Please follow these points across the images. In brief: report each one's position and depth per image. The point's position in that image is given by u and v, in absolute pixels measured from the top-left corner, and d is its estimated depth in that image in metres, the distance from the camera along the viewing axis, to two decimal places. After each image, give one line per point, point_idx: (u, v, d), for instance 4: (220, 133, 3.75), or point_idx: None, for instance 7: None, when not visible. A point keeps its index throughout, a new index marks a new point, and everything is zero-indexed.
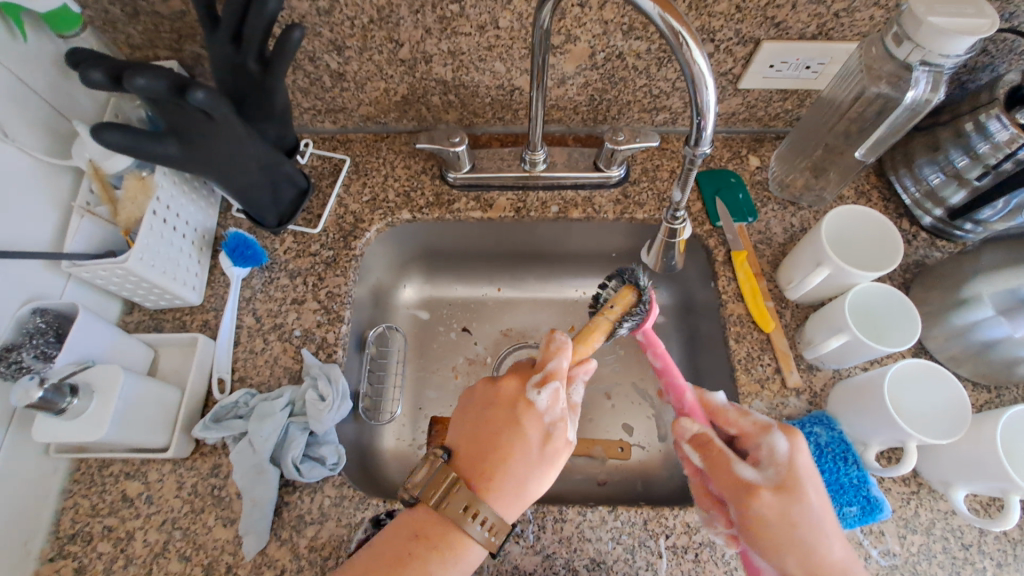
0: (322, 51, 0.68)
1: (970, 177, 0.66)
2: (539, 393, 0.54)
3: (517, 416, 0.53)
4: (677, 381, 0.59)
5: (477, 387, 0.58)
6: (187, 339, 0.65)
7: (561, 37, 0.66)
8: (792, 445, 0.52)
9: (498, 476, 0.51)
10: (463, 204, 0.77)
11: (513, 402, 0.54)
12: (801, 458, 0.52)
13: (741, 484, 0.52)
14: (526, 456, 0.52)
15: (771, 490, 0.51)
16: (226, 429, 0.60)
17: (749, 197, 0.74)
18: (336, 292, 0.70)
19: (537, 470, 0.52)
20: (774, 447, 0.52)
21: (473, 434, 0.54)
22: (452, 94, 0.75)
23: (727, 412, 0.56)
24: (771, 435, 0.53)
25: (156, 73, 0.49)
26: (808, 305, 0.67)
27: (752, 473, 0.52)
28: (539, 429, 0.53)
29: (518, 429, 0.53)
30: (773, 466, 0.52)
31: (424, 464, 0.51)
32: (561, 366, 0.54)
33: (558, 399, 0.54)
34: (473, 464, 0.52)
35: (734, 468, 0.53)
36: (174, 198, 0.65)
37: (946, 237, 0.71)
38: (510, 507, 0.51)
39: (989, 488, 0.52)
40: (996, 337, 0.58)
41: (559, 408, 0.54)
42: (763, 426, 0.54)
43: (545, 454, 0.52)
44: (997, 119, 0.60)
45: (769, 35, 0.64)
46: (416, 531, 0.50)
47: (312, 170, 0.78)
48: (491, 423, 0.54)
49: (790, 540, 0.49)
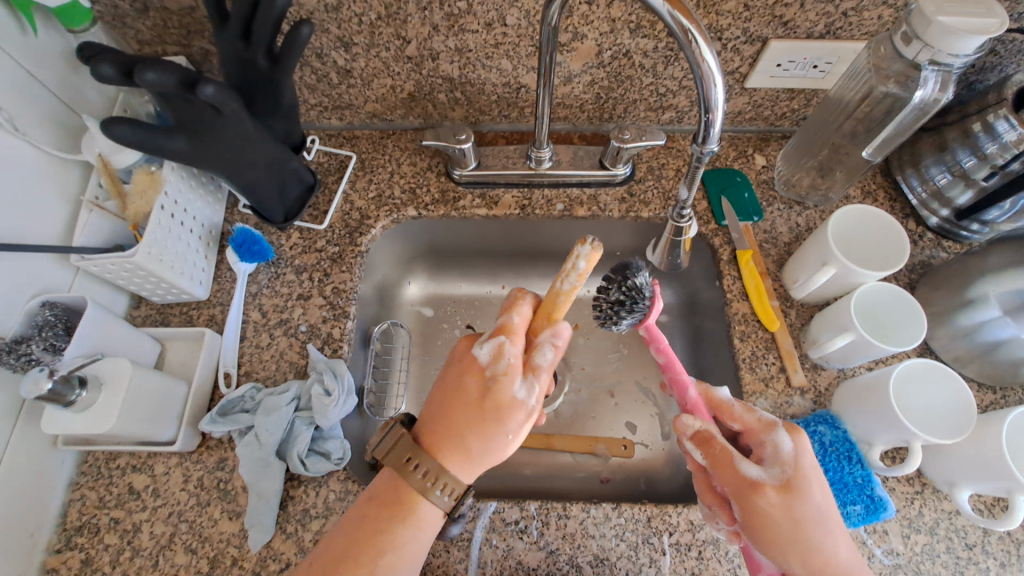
0: (330, 47, 0.69)
1: (977, 178, 0.65)
2: (481, 347, 0.53)
3: (462, 375, 0.53)
4: (681, 377, 0.56)
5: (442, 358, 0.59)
6: (194, 334, 0.65)
7: (568, 35, 0.66)
8: (796, 444, 0.52)
9: (447, 439, 0.52)
10: (469, 202, 0.77)
11: (463, 359, 0.55)
12: (804, 456, 0.51)
13: (744, 482, 0.50)
14: (466, 412, 0.52)
15: (777, 488, 0.50)
16: (233, 423, 0.60)
17: (755, 197, 0.74)
18: (342, 287, 0.71)
19: (477, 427, 0.51)
20: (778, 445, 0.52)
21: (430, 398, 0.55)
22: (459, 91, 0.75)
23: (733, 408, 0.56)
24: (776, 433, 0.52)
25: (166, 67, 0.49)
26: (813, 305, 0.67)
27: (759, 471, 0.51)
28: (480, 384, 0.52)
29: (462, 387, 0.53)
30: (778, 464, 0.51)
31: (382, 430, 0.53)
32: (514, 323, 0.53)
33: (504, 352, 0.52)
34: (426, 424, 0.53)
35: (739, 468, 0.51)
36: (181, 193, 0.65)
37: (952, 238, 0.71)
38: (457, 465, 0.52)
39: (993, 487, 0.52)
40: (1002, 338, 0.58)
41: (503, 362, 0.52)
42: (768, 423, 0.53)
43: (485, 407, 0.51)
44: (1005, 119, 0.60)
45: (776, 33, 0.64)
46: (375, 496, 0.52)
47: (318, 166, 0.79)
48: (445, 383, 0.54)
49: (794, 539, 0.49)
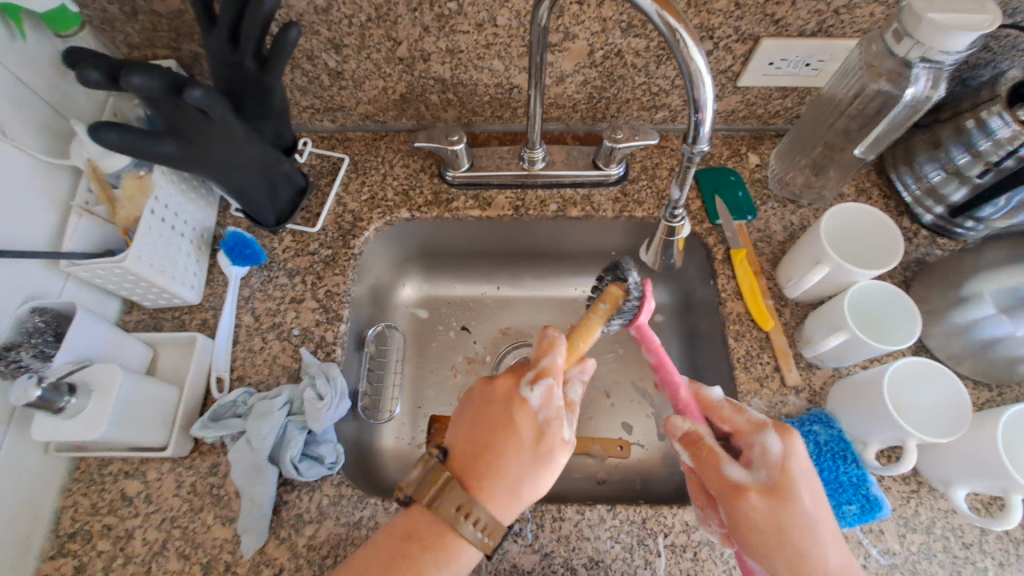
0: (320, 49, 0.68)
1: (971, 175, 0.65)
2: (532, 389, 0.53)
3: (510, 416, 0.53)
4: (671, 377, 0.59)
5: (474, 392, 0.57)
6: (186, 338, 0.65)
7: (559, 35, 0.66)
8: (786, 446, 0.51)
9: (497, 481, 0.50)
10: (462, 203, 0.77)
11: (508, 399, 0.54)
12: (795, 459, 0.51)
13: (728, 484, 0.51)
14: (519, 454, 0.51)
15: (760, 491, 0.50)
16: (224, 428, 0.59)
17: (749, 195, 0.74)
18: (335, 291, 0.70)
19: (531, 470, 0.51)
20: (767, 446, 0.52)
21: (470, 435, 0.53)
22: (451, 92, 0.75)
23: (722, 409, 0.57)
24: (765, 434, 0.52)
25: (152, 72, 0.48)
26: (808, 304, 0.67)
27: (743, 473, 0.51)
28: (533, 426, 0.52)
29: (512, 429, 0.52)
30: (765, 467, 0.51)
31: (421, 466, 0.52)
32: (557, 365, 0.54)
33: (556, 396, 0.53)
34: (469, 468, 0.52)
35: (724, 470, 0.51)
36: (172, 197, 0.65)
37: (947, 237, 0.71)
38: (503, 509, 0.50)
39: (990, 486, 0.51)
40: (997, 335, 0.58)
41: (554, 406, 0.53)
42: (757, 424, 0.54)
43: (539, 451, 0.51)
44: (999, 116, 0.60)
45: (768, 32, 0.64)
46: (410, 532, 0.50)
47: (310, 169, 0.78)
48: (489, 425, 0.53)
49: (780, 544, 0.48)
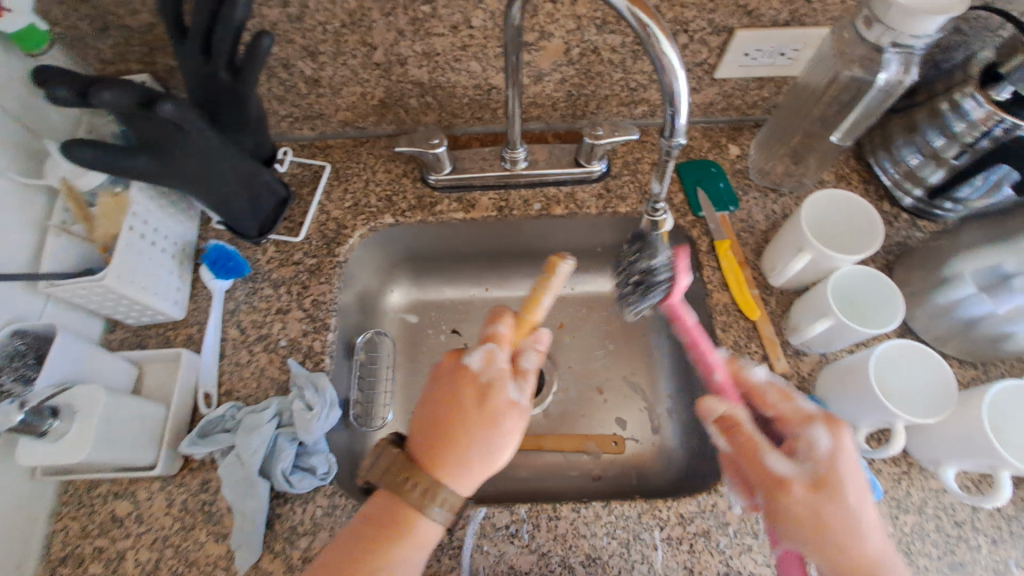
0: (295, 57, 0.68)
1: (947, 157, 0.66)
2: (471, 354, 0.55)
3: (454, 384, 0.54)
4: (705, 357, 0.60)
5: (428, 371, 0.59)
6: (171, 355, 0.64)
7: (535, 34, 0.66)
8: (834, 441, 0.50)
9: (445, 449, 0.51)
10: (446, 206, 0.76)
11: (453, 367, 0.55)
12: (842, 456, 0.50)
13: (769, 472, 0.51)
14: (463, 417, 0.52)
15: (804, 484, 0.50)
16: (214, 444, 0.59)
17: (730, 186, 0.74)
18: (321, 299, 0.70)
19: (481, 434, 0.51)
20: (814, 440, 0.51)
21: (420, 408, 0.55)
22: (430, 95, 0.74)
23: (767, 394, 0.56)
24: (814, 428, 0.51)
25: (123, 87, 0.48)
26: (793, 291, 0.68)
27: (786, 464, 0.51)
28: (475, 389, 0.53)
29: (455, 394, 0.53)
30: (810, 460, 0.50)
31: (373, 451, 0.52)
32: (500, 331, 0.56)
33: (496, 359, 0.54)
34: (421, 441, 0.52)
35: (764, 458, 0.51)
36: (150, 212, 0.64)
37: (927, 218, 0.71)
38: (456, 476, 0.50)
39: (978, 464, 0.52)
40: (979, 314, 0.58)
41: (495, 368, 0.54)
42: (807, 416, 0.53)
43: (483, 412, 0.52)
44: (972, 97, 0.61)
45: (742, 23, 0.64)
46: (367, 516, 0.51)
47: (291, 178, 0.77)
48: (438, 394, 0.54)
49: (819, 535, 0.48)
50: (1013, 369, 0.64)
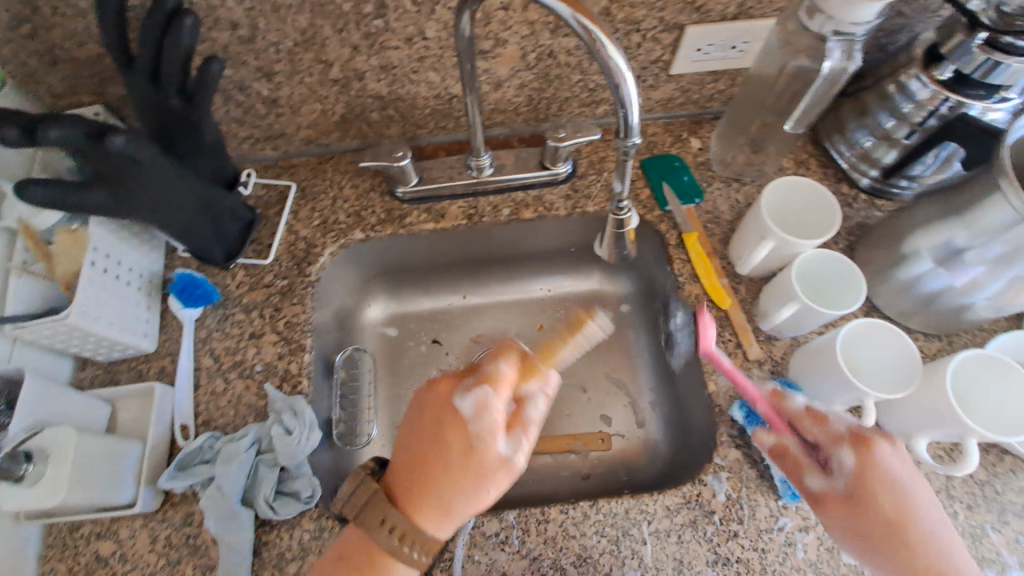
0: (251, 79, 0.67)
1: (898, 137, 0.68)
2: (463, 398, 0.52)
3: (443, 429, 0.52)
4: (744, 391, 0.58)
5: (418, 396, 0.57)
6: (144, 389, 0.63)
7: (489, 41, 0.66)
8: (861, 462, 0.51)
9: (423, 495, 0.50)
10: (416, 217, 0.76)
11: (442, 408, 0.53)
12: (873, 472, 0.51)
13: (812, 495, 0.54)
14: (447, 467, 0.50)
15: (841, 501, 0.52)
16: (193, 476, 0.58)
17: (695, 179, 0.75)
18: (294, 321, 0.69)
19: (463, 485, 0.50)
20: (842, 462, 0.52)
21: (405, 443, 0.54)
22: (391, 108, 0.74)
23: (801, 418, 0.56)
24: (840, 450, 0.52)
25: (70, 122, 0.47)
26: (761, 278, 0.69)
27: (823, 483, 0.53)
28: (463, 439, 0.51)
29: (442, 442, 0.51)
30: (843, 480, 0.52)
31: (352, 480, 0.53)
32: (499, 374, 0.53)
33: (491, 407, 0.51)
34: (404, 482, 0.52)
35: (804, 482, 0.54)
36: (112, 246, 0.63)
37: (885, 197, 0.74)
38: (434, 522, 0.50)
39: (948, 434, 0.53)
40: (938, 288, 0.60)
41: (486, 417, 0.51)
42: (834, 436, 0.53)
43: (468, 464, 0.50)
44: (917, 79, 0.63)
45: (692, 20, 0.66)
46: (343, 554, 0.51)
47: (257, 201, 0.77)
48: (427, 431, 0.53)
49: (869, 550, 0.51)
50: (976, 338, 0.66)
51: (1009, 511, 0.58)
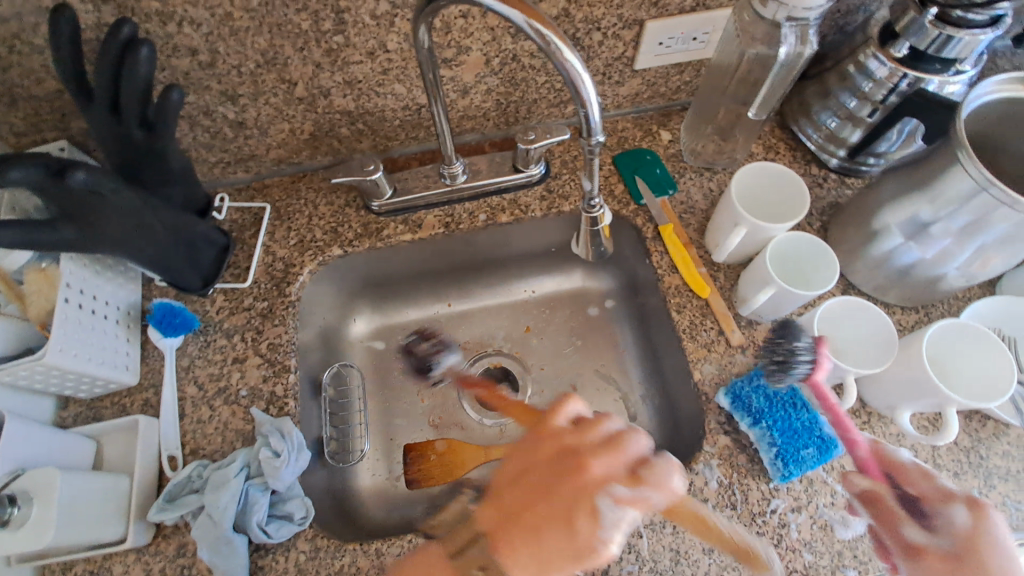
0: (215, 103, 0.67)
1: (862, 116, 0.69)
2: (616, 506, 0.49)
3: (575, 513, 0.50)
4: (851, 436, 0.55)
5: (552, 449, 0.54)
6: (128, 423, 0.62)
7: (452, 50, 0.66)
8: (976, 522, 0.47)
9: (523, 548, 0.51)
10: (393, 230, 0.76)
11: (581, 493, 0.50)
12: (987, 537, 0.47)
13: (906, 546, 0.50)
14: (560, 544, 0.50)
15: (941, 560, 0.48)
16: (182, 506, 0.57)
17: (667, 171, 0.76)
18: (277, 342, 0.69)
19: (564, 559, 0.50)
20: (953, 519, 0.48)
21: (522, 493, 0.53)
22: (360, 122, 0.74)
23: (908, 471, 0.52)
24: (952, 505, 0.49)
25: (30, 161, 0.47)
26: (738, 264, 0.70)
27: (922, 536, 0.50)
28: (587, 535, 0.50)
29: (573, 527, 0.50)
30: (951, 537, 0.48)
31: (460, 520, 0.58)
32: (648, 498, 0.50)
33: (623, 519, 0.50)
34: (506, 528, 0.53)
35: (900, 529, 0.51)
36: (86, 280, 0.63)
37: (855, 175, 0.74)
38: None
39: (927, 404, 0.55)
40: (910, 262, 0.61)
41: (618, 526, 0.50)
42: (946, 493, 0.50)
43: (580, 550, 0.50)
44: (875, 57, 0.63)
45: (650, 15, 0.66)
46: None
47: (232, 224, 0.76)
48: (550, 498, 0.51)
49: None
50: (952, 308, 0.67)
51: (995, 475, 0.59)
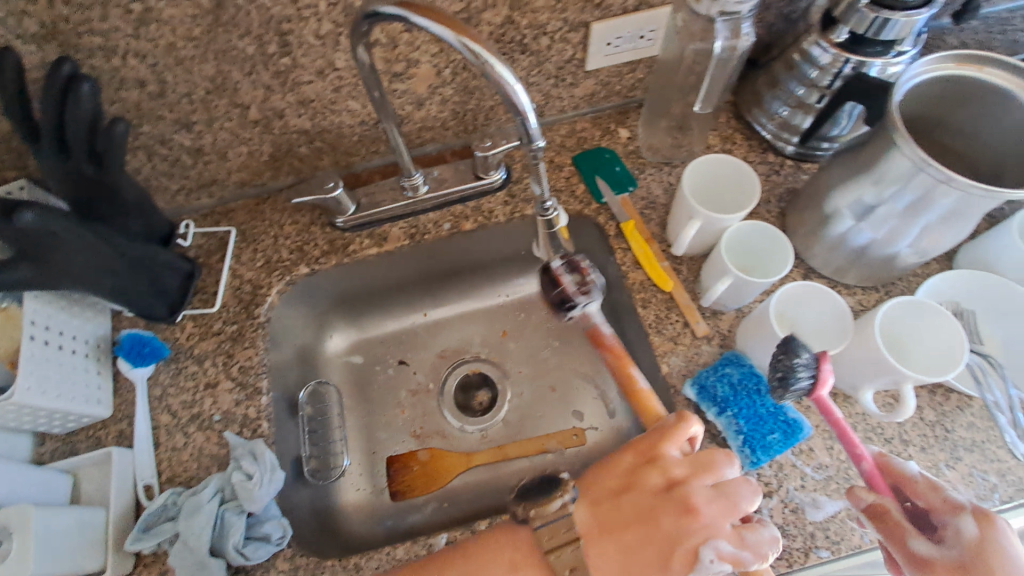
0: (170, 132, 0.67)
1: (812, 103, 0.69)
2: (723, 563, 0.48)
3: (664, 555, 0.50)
4: (856, 450, 0.54)
5: (692, 513, 0.50)
6: (101, 455, 0.62)
7: (401, 63, 0.67)
8: (984, 533, 0.48)
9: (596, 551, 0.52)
10: (360, 244, 0.77)
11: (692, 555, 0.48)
12: (995, 546, 0.48)
13: (915, 559, 0.50)
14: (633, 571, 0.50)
15: (949, 569, 0.49)
16: (158, 535, 0.58)
17: (626, 168, 0.76)
18: (248, 364, 0.69)
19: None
20: (960, 529, 0.49)
21: (639, 529, 0.51)
22: (318, 140, 0.75)
23: (916, 483, 0.52)
24: (960, 516, 0.49)
25: None
26: (700, 256, 0.70)
27: (929, 549, 0.50)
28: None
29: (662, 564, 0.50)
30: (957, 547, 0.49)
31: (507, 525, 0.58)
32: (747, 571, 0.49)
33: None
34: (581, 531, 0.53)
35: (907, 543, 0.50)
36: (52, 316, 0.63)
37: (811, 160, 0.76)
38: None
39: (883, 382, 0.55)
40: (864, 243, 0.62)
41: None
42: (956, 503, 0.50)
43: None
44: (817, 44, 0.64)
45: (595, 16, 0.67)
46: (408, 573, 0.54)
47: (198, 250, 0.76)
48: (661, 547, 0.49)
49: None
50: (911, 285, 0.68)
51: (960, 447, 0.60)
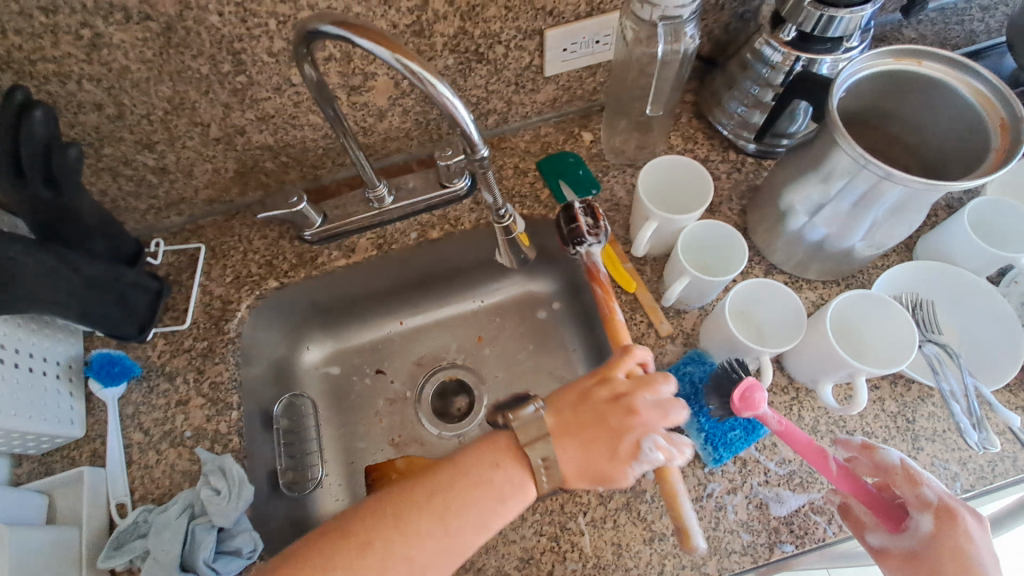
0: (132, 152, 0.68)
1: (767, 101, 0.70)
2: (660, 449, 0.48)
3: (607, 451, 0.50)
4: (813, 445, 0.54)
5: (636, 407, 0.50)
6: (74, 475, 0.63)
7: (359, 77, 0.67)
8: (937, 530, 0.49)
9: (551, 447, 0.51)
10: (328, 256, 0.78)
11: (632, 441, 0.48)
12: (948, 542, 0.49)
13: (872, 549, 0.53)
14: (575, 462, 0.49)
15: (902, 560, 0.51)
16: (129, 553, 0.58)
17: (590, 171, 0.77)
18: (219, 380, 0.70)
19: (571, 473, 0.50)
20: (917, 525, 0.50)
21: (585, 419, 0.50)
22: (283, 155, 0.75)
23: (886, 479, 0.53)
24: (919, 513, 0.50)
25: None
26: (663, 256, 0.71)
27: (884, 540, 0.52)
28: (604, 470, 0.49)
29: (604, 457, 0.49)
30: (912, 540, 0.50)
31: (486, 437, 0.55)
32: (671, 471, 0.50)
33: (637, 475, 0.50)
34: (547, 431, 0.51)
35: (865, 535, 0.53)
36: (23, 339, 0.63)
37: (773, 157, 0.76)
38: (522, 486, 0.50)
39: (840, 376, 0.56)
40: (819, 238, 0.62)
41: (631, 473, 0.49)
42: (921, 501, 0.50)
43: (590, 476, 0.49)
44: (767, 44, 0.65)
45: (548, 23, 0.68)
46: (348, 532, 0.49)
47: (169, 268, 0.77)
48: (605, 434, 0.49)
49: None
50: (871, 277, 0.68)
51: (921, 437, 0.60)
